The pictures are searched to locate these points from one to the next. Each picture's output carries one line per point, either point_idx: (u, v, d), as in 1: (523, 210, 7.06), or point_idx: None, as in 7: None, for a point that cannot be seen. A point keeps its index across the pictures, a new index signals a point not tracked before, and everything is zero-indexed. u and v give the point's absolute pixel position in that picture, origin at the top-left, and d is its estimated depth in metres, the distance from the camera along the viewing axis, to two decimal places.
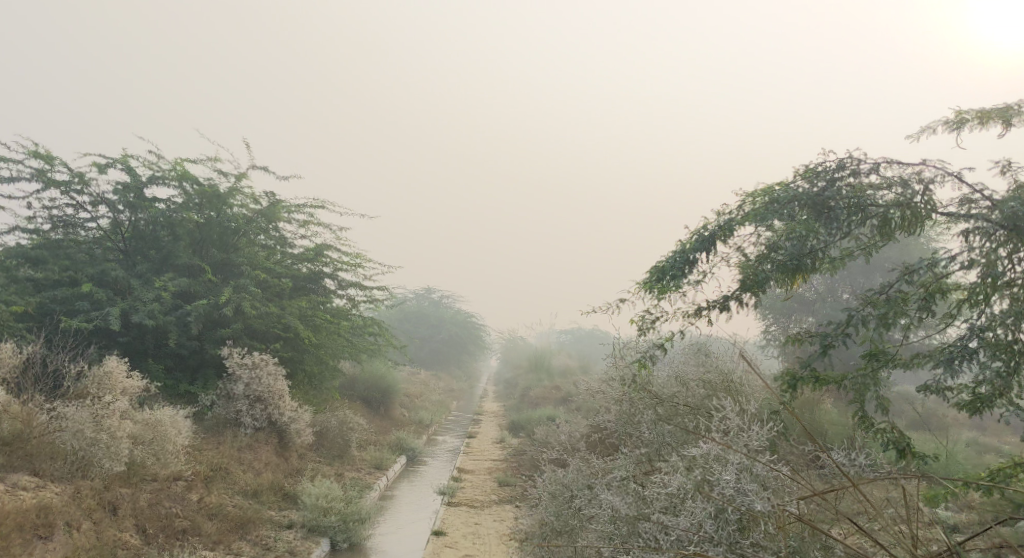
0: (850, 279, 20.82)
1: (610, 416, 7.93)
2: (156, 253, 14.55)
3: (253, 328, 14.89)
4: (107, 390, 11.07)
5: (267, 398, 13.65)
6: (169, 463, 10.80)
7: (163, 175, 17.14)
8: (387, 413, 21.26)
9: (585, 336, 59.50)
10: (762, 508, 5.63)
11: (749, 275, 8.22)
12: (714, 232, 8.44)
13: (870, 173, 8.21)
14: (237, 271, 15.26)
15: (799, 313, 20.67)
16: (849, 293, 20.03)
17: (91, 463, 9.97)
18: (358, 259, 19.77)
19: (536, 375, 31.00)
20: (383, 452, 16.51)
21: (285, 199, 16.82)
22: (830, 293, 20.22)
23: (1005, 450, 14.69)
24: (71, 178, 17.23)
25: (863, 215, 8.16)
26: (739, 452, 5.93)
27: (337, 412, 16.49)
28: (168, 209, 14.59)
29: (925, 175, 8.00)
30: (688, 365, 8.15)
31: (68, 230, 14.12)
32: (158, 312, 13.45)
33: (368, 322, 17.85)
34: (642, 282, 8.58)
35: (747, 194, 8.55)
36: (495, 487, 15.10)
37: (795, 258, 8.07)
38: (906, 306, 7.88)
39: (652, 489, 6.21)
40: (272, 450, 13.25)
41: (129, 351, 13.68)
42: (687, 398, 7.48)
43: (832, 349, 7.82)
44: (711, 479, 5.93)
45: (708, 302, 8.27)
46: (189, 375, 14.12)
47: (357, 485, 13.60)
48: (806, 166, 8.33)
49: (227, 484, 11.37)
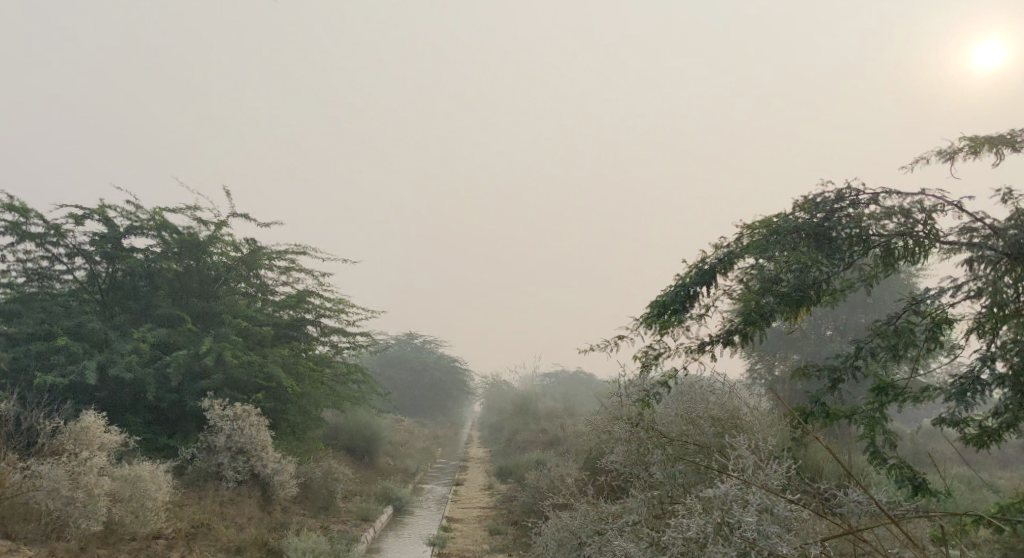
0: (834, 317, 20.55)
1: (616, 457, 7.62)
2: (135, 304, 14.18)
3: (235, 378, 14.48)
4: (84, 446, 10.58)
5: (249, 450, 13.19)
6: (148, 520, 10.34)
7: (141, 224, 16.82)
8: (372, 462, 20.75)
9: (569, 378, 59.14)
10: (787, 551, 5.37)
11: (753, 307, 7.96)
12: (714, 265, 8.22)
13: (869, 203, 7.99)
14: (218, 320, 14.87)
15: (783, 349, 20.43)
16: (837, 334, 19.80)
17: (67, 524, 9.54)
18: (341, 304, 19.46)
19: (522, 419, 30.58)
20: (370, 503, 16.02)
21: (266, 246, 16.49)
22: (814, 330, 20.03)
23: (1002, 484, 14.46)
24: (47, 231, 16.89)
25: (865, 245, 7.94)
26: (758, 491, 5.67)
27: (322, 462, 16.04)
28: (147, 259, 14.24)
29: (926, 205, 7.75)
30: (694, 401, 7.89)
31: (42, 282, 13.76)
32: (136, 364, 13.02)
33: (351, 369, 17.47)
34: (642, 317, 8.35)
35: (745, 225, 8.33)
36: (486, 535, 14.62)
37: (798, 289, 7.83)
38: (915, 338, 7.66)
39: (669, 534, 5.91)
40: (255, 504, 12.75)
41: (106, 406, 13.24)
42: (696, 436, 7.21)
43: (840, 384, 7.58)
44: (732, 521, 5.65)
45: (711, 337, 8.06)
46: (168, 430, 13.77)
47: (345, 538, 13.12)
48: (805, 197, 8.10)
49: (209, 541, 10.83)
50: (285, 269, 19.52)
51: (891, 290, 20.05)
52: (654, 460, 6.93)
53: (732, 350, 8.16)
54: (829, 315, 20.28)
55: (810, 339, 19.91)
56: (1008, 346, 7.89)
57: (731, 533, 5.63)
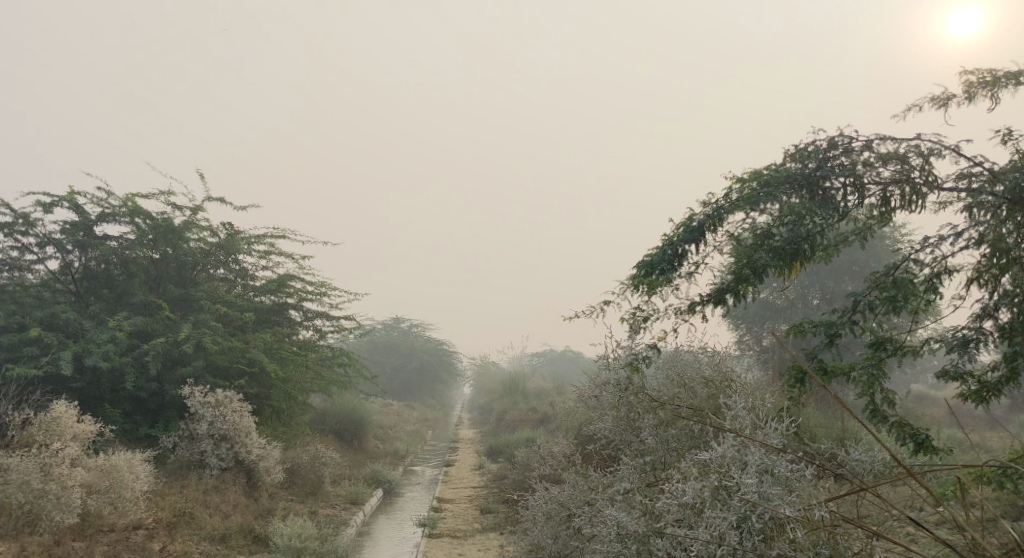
0: (819, 283, 20.10)
1: (604, 424, 7.24)
2: (110, 292, 13.64)
3: (216, 365, 13.96)
4: (55, 436, 9.99)
5: (233, 437, 12.73)
6: (127, 511, 9.88)
7: (113, 211, 16.25)
8: (360, 446, 20.35)
9: (558, 358, 58.84)
10: (791, 513, 5.02)
11: (745, 263, 7.55)
12: (703, 221, 7.82)
13: (863, 150, 7.58)
14: (197, 306, 14.39)
15: (769, 320, 19.91)
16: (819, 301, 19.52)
17: (40, 517, 9.10)
18: (323, 287, 18.97)
19: (512, 398, 30.19)
20: (358, 486, 15.61)
21: (244, 230, 15.96)
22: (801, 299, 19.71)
23: (998, 443, 14.22)
24: (14, 220, 16.27)
25: (860, 195, 7.55)
26: (757, 451, 5.30)
27: (308, 447, 15.61)
28: (121, 246, 13.69)
29: (924, 147, 7.34)
30: (685, 362, 7.49)
31: (13, 273, 13.11)
32: (113, 354, 12.52)
33: (336, 352, 17.01)
34: (628, 279, 7.96)
35: (735, 179, 7.92)
36: (478, 515, 14.26)
37: (792, 242, 7.45)
38: (915, 288, 7.24)
39: (662, 500, 5.54)
40: (240, 491, 12.32)
41: (83, 398, 12.71)
42: (689, 400, 6.84)
43: (838, 339, 7.16)
44: (730, 484, 5.28)
45: (701, 297, 7.69)
46: (149, 419, 13.25)
47: (333, 522, 12.71)
48: (795, 146, 7.70)
49: (192, 530, 10.39)
50: (264, 252, 19.00)
51: (876, 256, 19.54)
52: (646, 425, 6.57)
53: (724, 310, 7.74)
54: (813, 283, 19.98)
55: (796, 308, 19.50)
56: (1009, 295, 7.51)
57: (730, 498, 5.27)
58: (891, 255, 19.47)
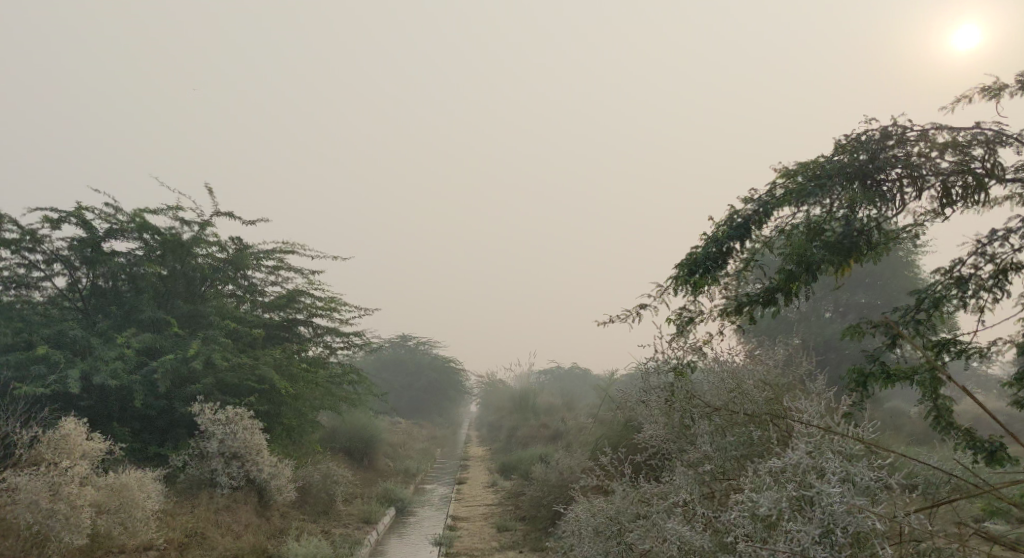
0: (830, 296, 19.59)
1: (652, 434, 6.81)
2: (118, 309, 13.24)
3: (225, 383, 13.49)
4: (65, 454, 9.45)
5: (245, 455, 12.26)
6: (138, 532, 9.42)
7: (121, 226, 15.90)
8: (370, 464, 19.84)
9: (565, 374, 58.32)
10: (879, 524, 4.63)
11: (798, 259, 7.02)
12: (748, 217, 7.37)
13: (918, 141, 7.11)
14: (206, 322, 13.96)
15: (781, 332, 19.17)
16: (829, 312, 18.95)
17: (48, 538, 8.65)
18: (333, 303, 18.54)
19: (521, 415, 29.63)
20: (371, 505, 15.10)
21: (253, 245, 15.55)
22: (813, 312, 19.22)
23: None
24: (21, 237, 15.92)
25: (917, 187, 7.06)
26: (835, 458, 4.92)
27: (319, 465, 15.13)
28: (128, 262, 13.32)
29: (987, 136, 6.84)
30: (735, 368, 6.96)
31: (20, 290, 12.72)
32: (121, 371, 12.08)
33: (347, 369, 16.54)
34: (672, 279, 7.52)
35: (782, 173, 7.45)
36: (495, 533, 13.75)
37: (847, 236, 6.96)
38: (983, 283, 6.75)
39: (731, 512, 5.15)
40: (252, 511, 11.86)
41: (92, 417, 12.28)
42: (747, 406, 6.40)
43: (900, 340, 6.71)
44: (809, 494, 4.90)
45: (749, 298, 7.20)
46: (158, 438, 12.79)
47: (348, 541, 12.22)
48: (846, 136, 7.23)
49: (204, 550, 9.87)
50: (274, 267, 18.64)
51: (892, 270, 19.07)
52: (700, 432, 6.17)
53: (774, 312, 7.22)
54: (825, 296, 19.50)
55: (807, 321, 18.97)
56: None
57: (811, 509, 4.89)
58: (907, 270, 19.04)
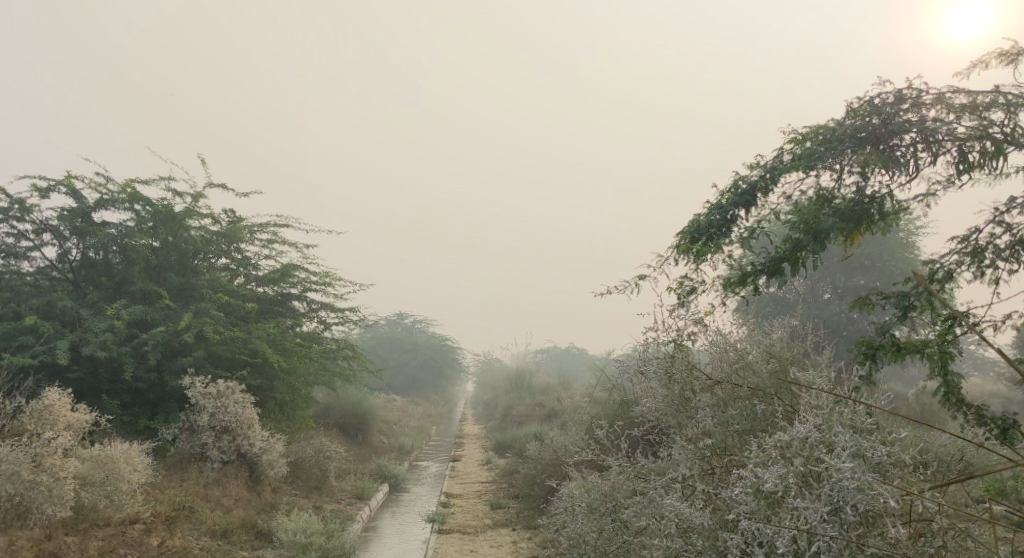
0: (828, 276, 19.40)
1: (649, 408, 6.52)
2: (108, 281, 12.83)
3: (217, 356, 13.18)
4: (49, 424, 9.12)
5: (235, 429, 11.98)
6: (123, 505, 9.10)
7: (112, 196, 15.55)
8: (365, 440, 19.60)
9: (562, 354, 58.16)
10: (892, 502, 4.36)
11: (806, 227, 6.69)
12: (754, 183, 7.03)
13: (934, 104, 6.77)
14: (198, 296, 13.58)
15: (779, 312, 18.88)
16: (827, 293, 18.77)
17: (30, 510, 8.35)
18: (328, 278, 18.22)
19: (518, 394, 29.40)
20: (363, 481, 14.83)
21: (246, 218, 15.17)
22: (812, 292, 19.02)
23: None
24: (9, 206, 15.55)
25: (933, 152, 6.73)
26: (847, 432, 4.65)
27: (311, 441, 14.83)
28: (120, 233, 12.78)
29: (1008, 99, 6.50)
30: (737, 342, 6.65)
31: (9, 261, 12.38)
32: (111, 343, 11.75)
33: (341, 344, 16.23)
34: (673, 247, 7.21)
35: (790, 138, 7.11)
36: (487, 511, 13.50)
37: (858, 203, 6.69)
38: (998, 252, 6.43)
39: (732, 488, 4.88)
40: (243, 485, 11.57)
41: (81, 389, 11.95)
42: (750, 380, 6.13)
43: (911, 312, 6.38)
44: (820, 469, 4.64)
45: (754, 268, 6.87)
46: (149, 411, 12.37)
47: (339, 517, 11.96)
48: (860, 99, 6.89)
49: (193, 525, 9.64)
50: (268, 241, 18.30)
51: (891, 250, 18.70)
52: (702, 405, 5.88)
53: (778, 283, 6.89)
54: (824, 277, 19.29)
55: (806, 301, 18.72)
56: None
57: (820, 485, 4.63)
58: (908, 250, 18.68)
